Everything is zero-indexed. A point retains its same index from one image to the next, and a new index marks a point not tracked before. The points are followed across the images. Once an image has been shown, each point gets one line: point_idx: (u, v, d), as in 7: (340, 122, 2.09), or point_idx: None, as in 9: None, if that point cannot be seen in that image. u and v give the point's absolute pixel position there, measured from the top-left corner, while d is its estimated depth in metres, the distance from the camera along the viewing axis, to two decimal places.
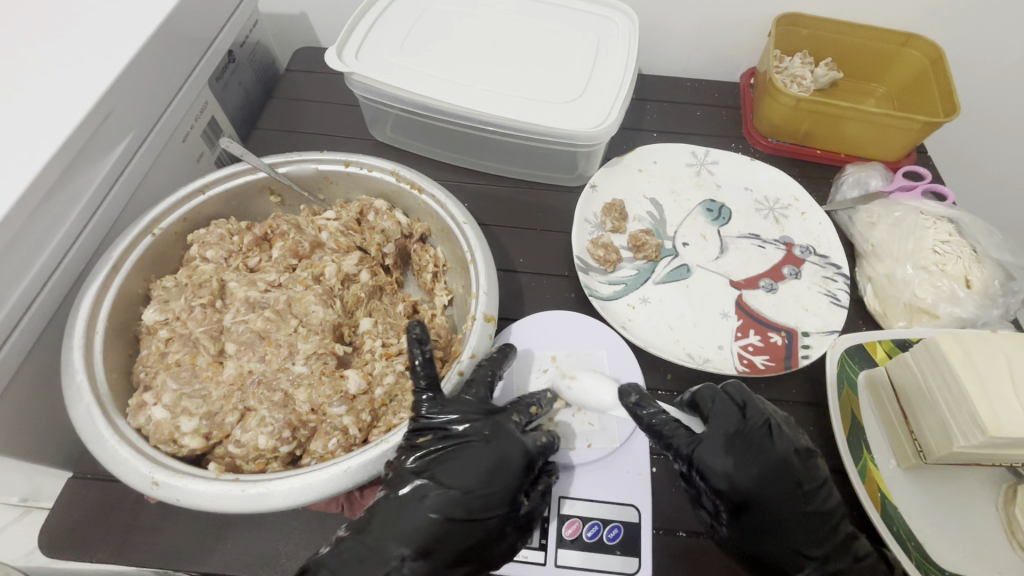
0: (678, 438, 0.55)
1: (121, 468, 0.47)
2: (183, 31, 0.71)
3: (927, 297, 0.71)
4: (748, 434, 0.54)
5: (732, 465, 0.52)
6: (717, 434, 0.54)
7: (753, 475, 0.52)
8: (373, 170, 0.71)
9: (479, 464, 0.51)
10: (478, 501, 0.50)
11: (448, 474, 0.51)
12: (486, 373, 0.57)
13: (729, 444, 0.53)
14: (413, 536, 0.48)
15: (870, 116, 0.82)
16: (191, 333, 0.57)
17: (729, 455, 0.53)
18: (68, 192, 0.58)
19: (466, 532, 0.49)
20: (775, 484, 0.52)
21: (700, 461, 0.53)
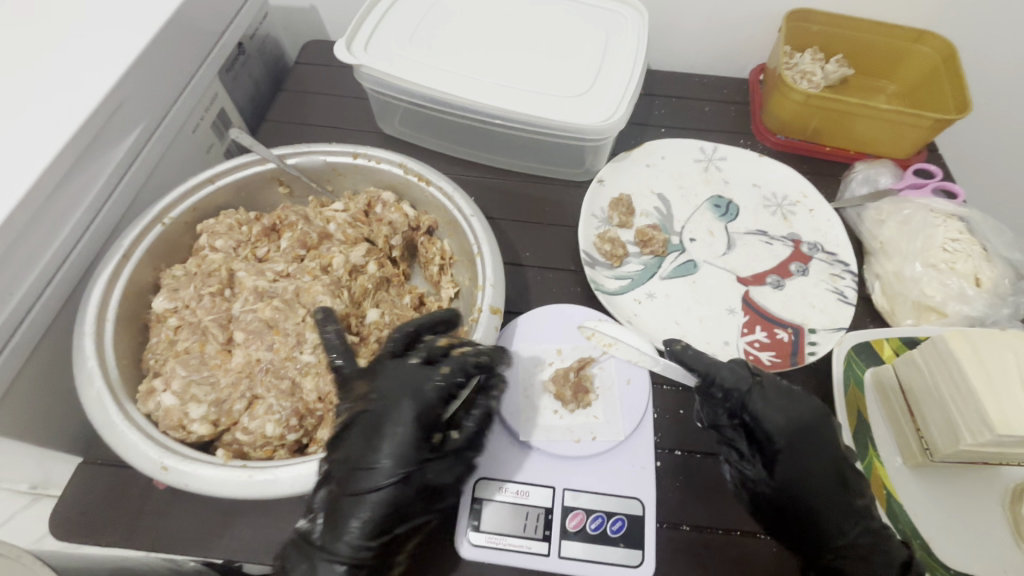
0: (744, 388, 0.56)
1: (130, 453, 0.48)
2: (193, 23, 0.72)
3: (936, 295, 0.70)
4: (794, 398, 0.57)
5: (785, 415, 0.56)
6: (770, 386, 0.57)
7: (800, 436, 0.55)
8: (381, 162, 0.71)
9: (390, 434, 0.49)
10: (386, 469, 0.48)
11: (359, 453, 0.49)
12: (405, 331, 0.56)
13: (782, 403, 0.56)
14: (347, 518, 0.47)
15: (880, 111, 0.81)
16: (200, 321, 0.57)
17: (775, 403, 0.56)
18: (81, 180, 0.59)
19: (392, 504, 0.48)
20: (818, 433, 0.55)
21: (756, 406, 0.56)
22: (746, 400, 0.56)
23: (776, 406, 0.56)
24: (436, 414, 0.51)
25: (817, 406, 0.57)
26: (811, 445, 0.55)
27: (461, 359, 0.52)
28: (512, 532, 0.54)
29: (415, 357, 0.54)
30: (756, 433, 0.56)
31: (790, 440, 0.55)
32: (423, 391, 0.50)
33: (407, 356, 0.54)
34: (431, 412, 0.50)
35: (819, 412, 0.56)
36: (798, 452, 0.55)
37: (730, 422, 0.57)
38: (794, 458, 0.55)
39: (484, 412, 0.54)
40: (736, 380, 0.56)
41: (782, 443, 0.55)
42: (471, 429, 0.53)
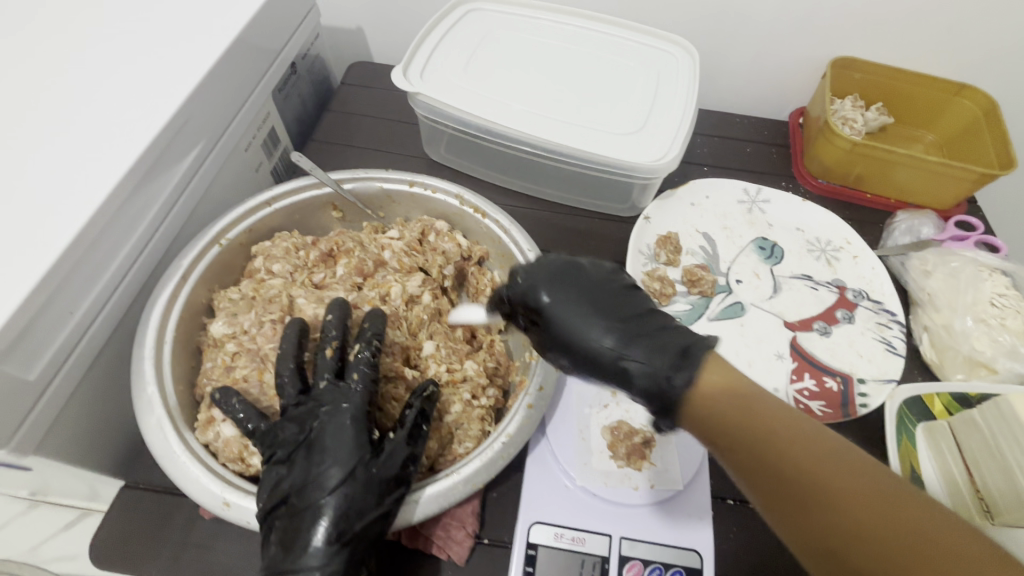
0: (532, 292, 0.52)
1: (191, 486, 0.46)
2: (253, 44, 0.72)
3: (987, 350, 0.70)
4: (586, 270, 0.53)
5: (574, 309, 0.50)
6: (558, 278, 0.52)
7: (605, 325, 0.49)
8: (437, 191, 0.71)
9: (332, 439, 0.48)
10: (334, 474, 0.46)
11: (302, 470, 0.47)
12: (288, 374, 0.51)
13: (577, 290, 0.51)
14: (307, 533, 0.44)
15: (924, 163, 0.83)
16: (259, 348, 0.56)
17: (577, 303, 0.50)
18: (143, 199, 0.59)
19: (350, 505, 0.45)
20: (616, 314, 0.50)
21: (549, 307, 0.51)
22: (540, 304, 0.51)
23: (563, 299, 0.50)
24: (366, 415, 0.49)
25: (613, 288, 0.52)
26: (608, 320, 0.49)
27: (358, 361, 0.52)
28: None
29: (322, 382, 0.51)
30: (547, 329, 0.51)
31: (584, 330, 0.49)
32: (346, 396, 0.50)
33: (314, 385, 0.51)
34: (361, 416, 0.49)
35: (604, 293, 0.51)
36: (618, 343, 0.48)
37: (540, 334, 0.52)
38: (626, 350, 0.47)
39: (419, 408, 0.52)
40: (529, 279, 0.52)
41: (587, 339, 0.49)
42: (415, 418, 0.51)
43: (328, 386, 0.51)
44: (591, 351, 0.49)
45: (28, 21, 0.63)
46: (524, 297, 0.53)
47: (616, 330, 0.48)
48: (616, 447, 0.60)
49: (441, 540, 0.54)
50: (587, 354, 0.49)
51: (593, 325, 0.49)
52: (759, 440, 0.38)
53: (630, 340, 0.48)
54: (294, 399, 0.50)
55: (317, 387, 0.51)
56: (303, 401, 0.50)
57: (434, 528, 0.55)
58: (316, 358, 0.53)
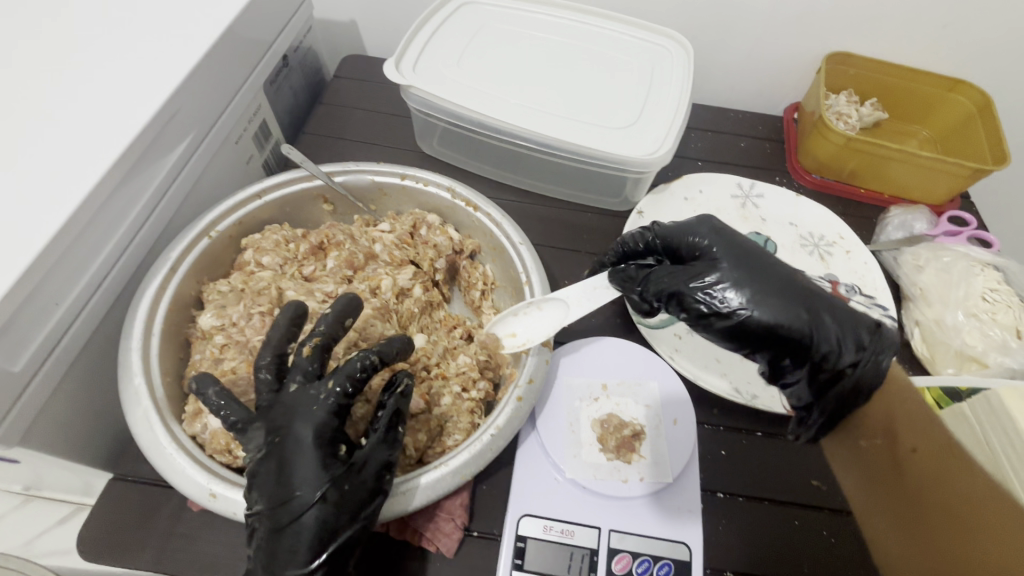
0: (701, 236, 0.53)
1: (177, 477, 0.46)
2: (244, 35, 0.72)
3: (978, 345, 0.71)
4: (744, 236, 0.54)
5: (767, 286, 0.49)
6: (729, 245, 0.52)
7: (772, 276, 0.49)
8: (429, 184, 0.71)
9: (301, 454, 0.45)
10: (306, 492, 0.44)
11: (269, 487, 0.45)
12: (265, 367, 0.50)
13: (744, 245, 0.52)
14: (284, 555, 0.43)
15: (918, 158, 0.83)
16: (248, 341, 0.56)
17: (765, 276, 0.49)
18: (131, 190, 0.58)
19: (323, 522, 0.44)
20: (802, 292, 0.49)
21: (737, 279, 0.50)
22: (718, 267, 0.51)
23: (754, 273, 0.50)
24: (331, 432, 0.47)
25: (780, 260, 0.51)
26: (790, 292, 0.48)
27: (342, 368, 0.48)
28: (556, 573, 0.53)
29: (293, 384, 0.49)
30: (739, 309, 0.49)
31: (764, 292, 0.49)
32: (313, 406, 0.47)
33: (285, 385, 0.49)
34: (326, 431, 0.46)
35: (783, 275, 0.50)
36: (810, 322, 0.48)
37: (710, 275, 0.50)
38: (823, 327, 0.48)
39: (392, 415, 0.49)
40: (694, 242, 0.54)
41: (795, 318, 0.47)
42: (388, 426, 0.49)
43: (296, 390, 0.48)
44: (762, 301, 0.48)
45: (16, 9, 0.63)
46: (676, 240, 0.56)
47: (803, 303, 0.48)
48: (606, 440, 0.60)
49: (428, 532, 0.54)
50: (762, 302, 0.48)
51: (785, 301, 0.48)
52: (926, 480, 0.46)
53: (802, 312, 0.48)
54: (267, 397, 0.49)
55: (287, 389, 0.48)
56: (272, 402, 0.48)
57: (422, 520, 0.55)
58: (293, 356, 0.50)
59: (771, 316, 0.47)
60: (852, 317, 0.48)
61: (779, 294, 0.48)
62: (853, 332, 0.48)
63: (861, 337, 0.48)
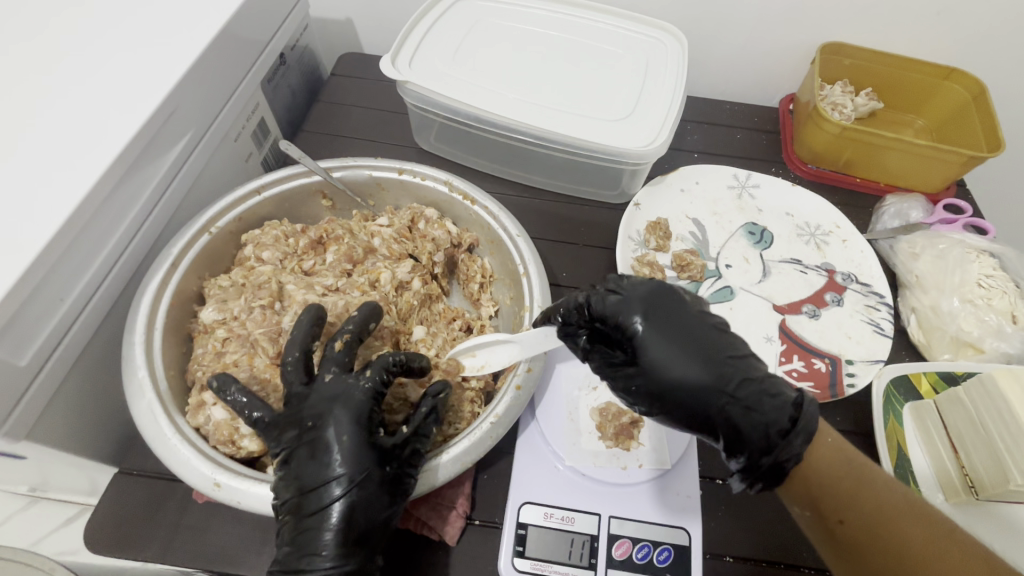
0: (630, 314, 0.51)
1: (182, 468, 0.47)
2: (241, 34, 0.72)
3: (973, 330, 0.71)
4: (686, 305, 0.52)
5: (674, 361, 0.49)
6: (653, 317, 0.51)
7: (691, 362, 0.48)
8: (426, 178, 0.72)
9: (336, 439, 0.47)
10: (341, 475, 0.46)
11: (304, 471, 0.46)
12: (293, 359, 0.51)
13: (675, 322, 0.51)
14: (315, 537, 0.45)
15: (912, 147, 0.83)
16: (249, 334, 0.56)
17: (673, 347, 0.49)
18: (132, 187, 0.59)
19: (359, 507, 0.46)
20: (721, 367, 0.48)
21: (650, 354, 0.49)
22: (637, 344, 0.50)
23: (666, 349, 0.49)
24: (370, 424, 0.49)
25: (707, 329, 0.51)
26: (702, 360, 0.48)
27: (380, 361, 0.51)
28: (556, 559, 0.54)
29: (328, 375, 0.51)
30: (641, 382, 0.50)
31: (680, 362, 0.49)
32: (351, 394, 0.49)
33: (318, 376, 0.51)
34: (365, 421, 0.48)
35: (704, 345, 0.49)
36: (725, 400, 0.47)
37: (626, 356, 0.51)
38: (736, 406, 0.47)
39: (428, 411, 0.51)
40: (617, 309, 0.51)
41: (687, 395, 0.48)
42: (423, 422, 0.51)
43: (333, 381, 0.50)
44: (674, 384, 0.48)
45: (16, 10, 0.64)
46: (605, 315, 0.52)
47: (710, 381, 0.48)
48: (604, 427, 0.61)
49: (430, 520, 0.55)
50: (669, 386, 0.49)
51: (689, 370, 0.48)
52: (872, 517, 0.43)
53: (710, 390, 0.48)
54: (298, 386, 0.51)
55: (322, 379, 0.50)
56: (306, 390, 0.50)
57: (424, 509, 0.55)
58: (325, 350, 0.52)
59: (672, 398, 0.49)
60: (775, 407, 0.46)
61: (689, 381, 0.48)
62: (774, 424, 0.46)
63: (780, 422, 0.46)
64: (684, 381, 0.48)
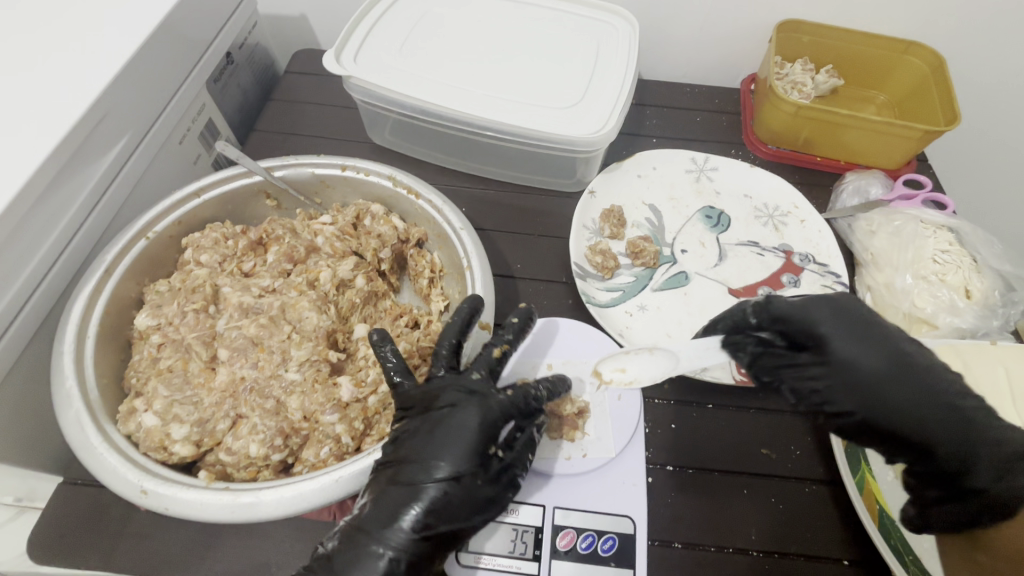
0: (817, 316, 0.53)
1: (109, 476, 0.47)
2: (178, 33, 0.70)
3: (927, 307, 0.70)
4: (868, 309, 0.54)
5: (863, 354, 0.51)
6: (842, 320, 0.53)
7: (877, 360, 0.51)
8: (369, 174, 0.71)
9: (445, 433, 0.51)
10: (439, 469, 0.49)
11: (411, 450, 0.51)
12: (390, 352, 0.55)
13: (859, 322, 0.52)
14: (389, 515, 0.48)
15: (869, 123, 0.82)
16: (183, 339, 0.56)
17: (860, 340, 0.51)
18: (62, 194, 0.58)
19: (448, 503, 0.49)
20: (925, 372, 0.50)
21: (836, 343, 0.51)
22: (826, 337, 0.52)
23: (852, 343, 0.51)
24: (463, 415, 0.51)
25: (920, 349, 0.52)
26: (874, 349, 0.51)
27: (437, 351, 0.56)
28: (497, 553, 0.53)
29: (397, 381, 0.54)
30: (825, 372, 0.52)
31: (871, 357, 0.51)
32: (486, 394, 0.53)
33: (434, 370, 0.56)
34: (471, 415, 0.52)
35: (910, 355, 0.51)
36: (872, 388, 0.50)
37: (810, 360, 0.53)
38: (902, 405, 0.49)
39: (473, 395, 0.53)
40: (804, 309, 0.54)
41: (864, 389, 0.50)
42: (502, 402, 0.53)
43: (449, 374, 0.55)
44: (874, 376, 0.50)
45: None
46: (789, 318, 0.54)
47: (898, 377, 0.50)
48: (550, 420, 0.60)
49: None
50: (870, 385, 0.50)
51: (875, 360, 0.50)
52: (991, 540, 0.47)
53: (903, 387, 0.50)
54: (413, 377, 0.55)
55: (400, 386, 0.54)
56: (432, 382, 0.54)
57: None
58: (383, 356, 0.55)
59: (882, 404, 0.49)
60: (994, 427, 0.48)
61: (874, 379, 0.50)
62: (1012, 450, 0.48)
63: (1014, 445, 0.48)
64: (867, 369, 0.50)
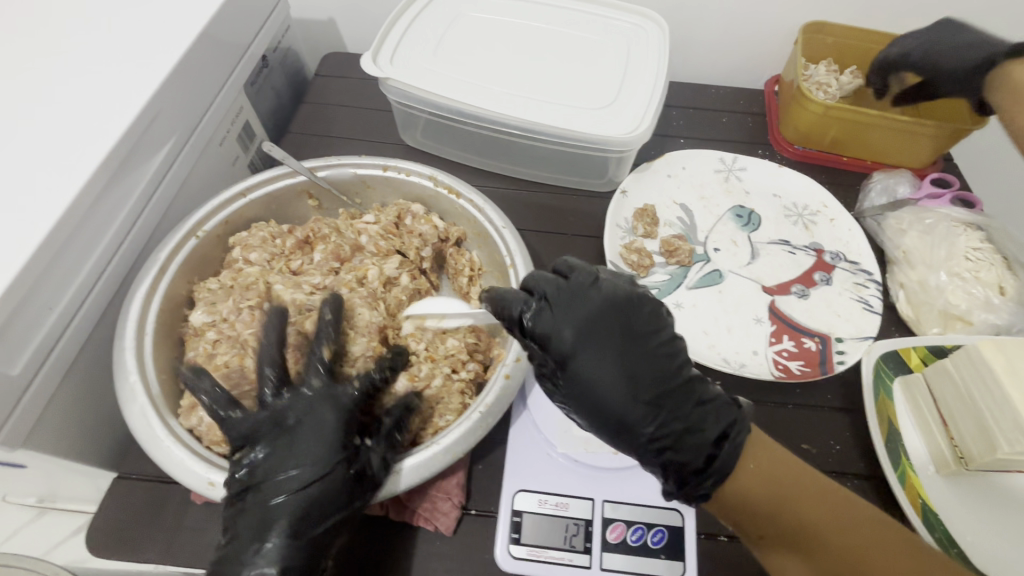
0: (563, 331, 0.49)
1: (177, 469, 0.48)
2: (220, 36, 0.72)
3: (961, 303, 0.72)
4: (598, 299, 0.51)
5: (602, 376, 0.48)
6: (580, 329, 0.49)
7: (630, 371, 0.48)
8: (411, 174, 0.72)
9: (304, 439, 0.49)
10: (295, 476, 0.48)
11: (267, 466, 0.48)
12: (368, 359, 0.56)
13: (602, 330, 0.49)
14: (262, 529, 0.46)
15: (898, 124, 0.83)
16: (239, 335, 0.57)
17: (597, 355, 0.49)
18: (117, 194, 0.59)
19: (319, 501, 0.47)
20: (664, 386, 0.48)
21: (580, 360, 0.48)
22: (571, 358, 0.49)
23: (596, 360, 0.48)
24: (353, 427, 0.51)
25: (661, 355, 0.49)
26: (626, 365, 0.48)
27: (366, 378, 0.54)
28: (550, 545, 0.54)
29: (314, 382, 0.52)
30: (581, 393, 0.49)
31: (605, 376, 0.48)
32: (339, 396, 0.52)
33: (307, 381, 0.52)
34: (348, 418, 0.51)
35: (654, 371, 0.48)
36: (641, 413, 0.48)
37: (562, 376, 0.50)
38: (681, 428, 0.47)
39: (326, 395, 0.52)
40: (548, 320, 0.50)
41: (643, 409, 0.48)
42: (351, 399, 0.52)
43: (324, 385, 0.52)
44: (620, 400, 0.48)
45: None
46: (547, 335, 0.50)
47: (659, 402, 0.48)
48: None
49: (427, 513, 0.55)
50: (626, 403, 0.48)
51: (623, 383, 0.48)
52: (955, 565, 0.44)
53: (669, 409, 0.48)
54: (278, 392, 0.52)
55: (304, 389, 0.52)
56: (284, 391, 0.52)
57: (421, 501, 0.56)
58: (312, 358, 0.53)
59: (639, 425, 0.48)
60: (710, 419, 0.48)
61: (628, 397, 0.48)
62: (700, 460, 0.47)
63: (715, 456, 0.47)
64: (615, 393, 0.48)
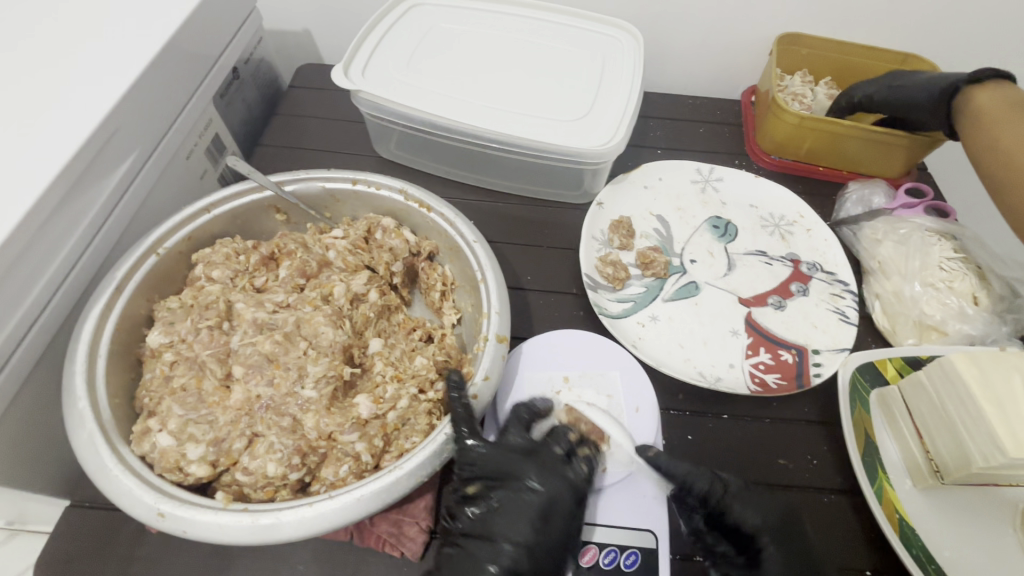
0: (721, 495, 0.56)
1: (123, 499, 0.46)
2: (187, 48, 0.70)
3: (936, 314, 0.71)
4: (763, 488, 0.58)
5: (761, 512, 0.55)
6: (745, 492, 0.57)
7: (774, 513, 0.56)
8: (381, 188, 0.71)
9: (510, 504, 0.52)
10: (509, 535, 0.51)
11: (499, 523, 0.52)
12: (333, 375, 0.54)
13: (750, 500, 0.56)
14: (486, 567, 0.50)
15: (871, 134, 0.83)
16: (197, 356, 0.55)
17: (750, 500, 0.56)
18: (73, 211, 0.57)
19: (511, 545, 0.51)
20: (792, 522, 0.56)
21: (734, 512, 0.55)
22: (723, 503, 0.55)
23: (746, 505, 0.55)
24: (524, 492, 0.53)
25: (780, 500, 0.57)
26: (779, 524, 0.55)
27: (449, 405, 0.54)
28: None
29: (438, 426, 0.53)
30: (735, 536, 0.55)
31: (773, 529, 0.55)
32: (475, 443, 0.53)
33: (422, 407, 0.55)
34: (514, 485, 0.53)
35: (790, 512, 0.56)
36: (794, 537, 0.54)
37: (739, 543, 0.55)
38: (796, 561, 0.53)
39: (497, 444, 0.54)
40: (707, 485, 0.56)
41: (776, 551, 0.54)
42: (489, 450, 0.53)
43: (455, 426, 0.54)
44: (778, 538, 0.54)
45: None
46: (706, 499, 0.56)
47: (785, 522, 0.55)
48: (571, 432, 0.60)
49: (392, 538, 0.54)
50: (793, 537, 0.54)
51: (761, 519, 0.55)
52: None
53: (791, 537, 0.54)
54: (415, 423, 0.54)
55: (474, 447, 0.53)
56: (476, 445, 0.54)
57: (385, 526, 0.54)
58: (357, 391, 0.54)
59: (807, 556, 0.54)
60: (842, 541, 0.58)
61: (776, 528, 0.55)
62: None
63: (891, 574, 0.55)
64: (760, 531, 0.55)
